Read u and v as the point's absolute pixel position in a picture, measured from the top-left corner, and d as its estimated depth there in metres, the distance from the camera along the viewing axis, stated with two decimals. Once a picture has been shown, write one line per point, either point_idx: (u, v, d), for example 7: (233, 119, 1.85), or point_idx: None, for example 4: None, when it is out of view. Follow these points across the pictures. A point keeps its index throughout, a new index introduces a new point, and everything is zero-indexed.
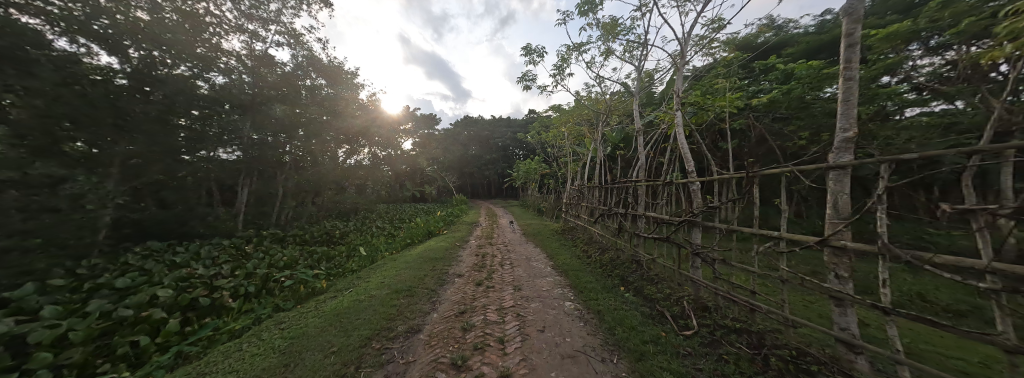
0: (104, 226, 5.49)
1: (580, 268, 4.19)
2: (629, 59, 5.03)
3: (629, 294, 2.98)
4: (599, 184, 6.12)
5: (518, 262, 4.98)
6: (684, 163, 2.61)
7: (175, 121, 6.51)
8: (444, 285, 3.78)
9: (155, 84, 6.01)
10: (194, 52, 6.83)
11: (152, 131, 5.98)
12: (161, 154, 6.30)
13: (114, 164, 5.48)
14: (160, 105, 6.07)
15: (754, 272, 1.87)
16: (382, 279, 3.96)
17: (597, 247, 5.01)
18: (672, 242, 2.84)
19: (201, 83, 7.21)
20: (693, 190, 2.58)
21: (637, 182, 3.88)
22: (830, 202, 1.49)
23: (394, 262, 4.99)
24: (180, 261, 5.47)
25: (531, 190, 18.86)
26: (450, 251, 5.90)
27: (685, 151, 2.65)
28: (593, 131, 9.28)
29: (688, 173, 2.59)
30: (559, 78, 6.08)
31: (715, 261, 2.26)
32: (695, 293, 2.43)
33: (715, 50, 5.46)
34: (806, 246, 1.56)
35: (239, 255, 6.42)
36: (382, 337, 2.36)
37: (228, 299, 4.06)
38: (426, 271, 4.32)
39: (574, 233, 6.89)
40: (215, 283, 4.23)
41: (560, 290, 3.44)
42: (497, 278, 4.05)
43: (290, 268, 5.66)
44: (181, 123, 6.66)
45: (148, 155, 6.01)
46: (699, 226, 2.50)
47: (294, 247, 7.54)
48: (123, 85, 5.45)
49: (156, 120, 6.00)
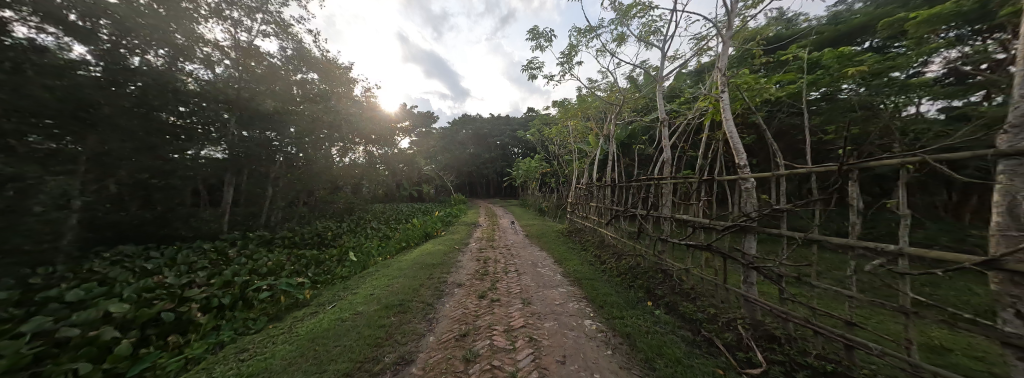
0: (71, 230, 5.00)
1: (595, 277, 3.74)
2: (645, 46, 4.59)
3: (660, 312, 2.53)
4: (609, 183, 5.68)
5: (524, 269, 4.50)
6: (735, 157, 2.15)
7: (155, 114, 5.99)
8: (441, 298, 3.29)
9: (135, 75, 5.56)
10: (168, 38, 6.25)
11: (128, 127, 5.48)
12: (136, 150, 5.78)
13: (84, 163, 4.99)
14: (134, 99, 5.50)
15: (853, 298, 1.43)
16: (372, 290, 3.46)
17: (611, 252, 4.56)
18: (712, 251, 2.39)
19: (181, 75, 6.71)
20: (746, 188, 2.12)
21: (661, 179, 3.39)
22: (1006, 207, 1.09)
23: (386, 269, 4.53)
24: (149, 268, 4.93)
25: (531, 188, 18.44)
26: (449, 255, 5.42)
27: (734, 140, 2.19)
28: (599, 127, 8.84)
29: (740, 168, 2.14)
30: (567, 68, 5.60)
31: (782, 278, 1.82)
32: (751, 316, 1.99)
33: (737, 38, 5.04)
34: (956, 268, 1.15)
35: (220, 260, 5.91)
36: (364, 372, 1.89)
37: (197, 313, 3.55)
38: (421, 280, 3.84)
39: (582, 235, 6.47)
40: (185, 293, 3.73)
41: (576, 305, 2.99)
42: (502, 288, 3.58)
43: (274, 275, 5.18)
44: (164, 117, 6.18)
45: (121, 152, 5.49)
46: (754, 233, 2.04)
47: (282, 251, 7.04)
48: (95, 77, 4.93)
49: (130, 115, 5.49)
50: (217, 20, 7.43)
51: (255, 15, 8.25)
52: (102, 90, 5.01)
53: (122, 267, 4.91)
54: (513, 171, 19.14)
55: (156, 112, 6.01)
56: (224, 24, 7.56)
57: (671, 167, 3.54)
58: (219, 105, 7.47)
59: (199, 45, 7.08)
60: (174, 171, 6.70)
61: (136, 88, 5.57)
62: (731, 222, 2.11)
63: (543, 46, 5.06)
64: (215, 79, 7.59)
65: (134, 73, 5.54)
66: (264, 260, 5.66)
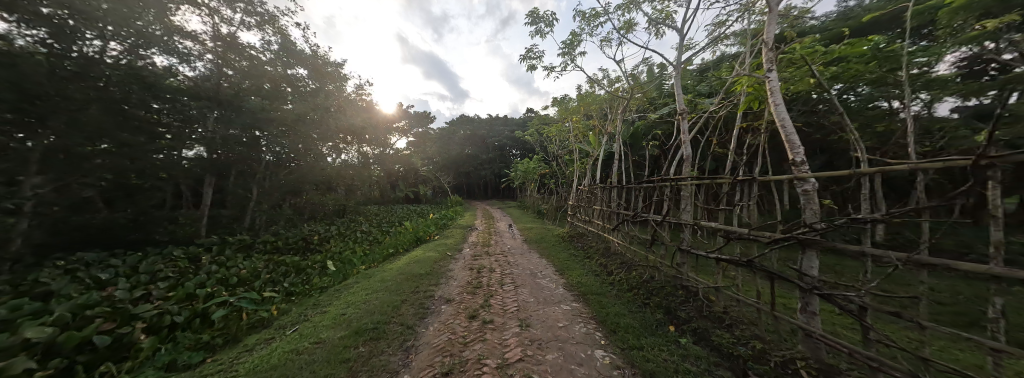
0: (25, 236, 4.48)
1: (602, 292, 3.29)
2: (654, 33, 4.21)
3: (687, 342, 2.08)
4: (615, 184, 5.23)
5: (522, 280, 4.04)
6: (788, 151, 1.69)
7: (129, 111, 5.51)
8: (424, 319, 2.80)
9: (110, 70, 5.15)
10: (133, 26, 5.56)
11: (100, 128, 5.04)
12: (108, 148, 5.31)
13: (45, 162, 4.53)
14: (105, 98, 5.04)
15: (1006, 353, 0.97)
16: (343, 309, 2.95)
17: (617, 261, 4.13)
18: (752, 268, 1.94)
19: (148, 66, 5.97)
20: (802, 191, 1.66)
21: (680, 180, 2.94)
22: None
23: (366, 280, 4.04)
24: (103, 279, 4.38)
25: (530, 190, 18.03)
26: (439, 263, 4.95)
27: (788, 129, 1.72)
28: (602, 125, 8.41)
29: (798, 166, 1.66)
30: (569, 59, 5.16)
31: (866, 312, 1.35)
32: (816, 357, 1.54)
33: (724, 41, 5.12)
34: None
35: (189, 269, 5.37)
36: None
37: (143, 336, 3.01)
38: (405, 295, 3.36)
39: (585, 241, 6.04)
40: (133, 311, 3.20)
41: (583, 328, 2.52)
42: (496, 305, 3.11)
43: (245, 286, 4.66)
44: (140, 113, 5.70)
45: (88, 151, 5.02)
46: (816, 248, 1.58)
47: (260, 257, 6.50)
48: (51, 69, 4.40)
49: (101, 113, 5.03)
50: (191, 8, 6.84)
51: (236, 5, 7.72)
52: (65, 84, 4.55)
53: (74, 276, 4.36)
54: (511, 172, 18.66)
55: (130, 108, 5.54)
56: (200, 13, 6.99)
57: (692, 166, 3.07)
58: (203, 103, 7.05)
59: (177, 38, 6.60)
60: (150, 171, 6.18)
61: (116, 88, 5.24)
62: (784, 234, 1.65)
63: (543, 32, 4.61)
64: (198, 77, 7.14)
65: (100, 66, 5.02)
66: (237, 269, 5.15)
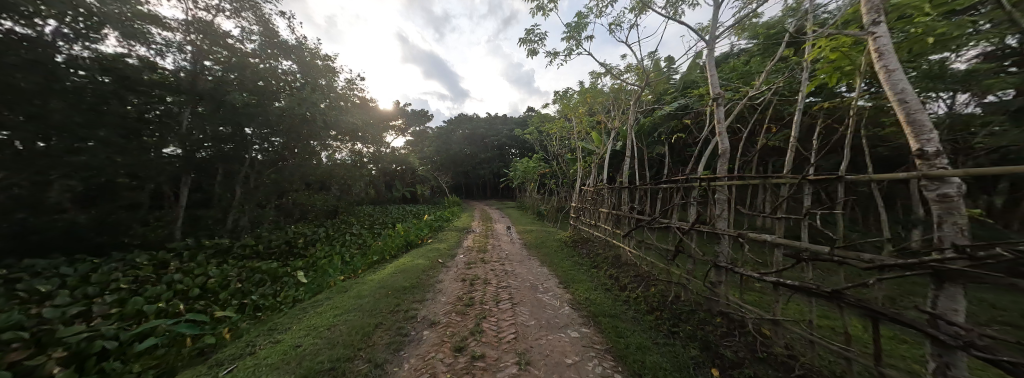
0: None
1: (617, 313, 2.76)
2: (674, 11, 3.68)
3: None
4: (627, 185, 4.71)
5: (520, 295, 3.49)
6: (916, 139, 1.16)
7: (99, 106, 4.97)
8: (399, 352, 2.24)
9: (71, 59, 4.60)
10: (99, 10, 4.98)
11: (63, 121, 4.44)
12: (89, 148, 4.82)
13: None
14: (65, 90, 4.46)
15: None
16: (299, 339, 2.39)
17: (631, 274, 3.60)
18: (841, 301, 1.41)
19: (129, 59, 5.51)
20: (939, 196, 1.11)
21: (715, 180, 2.42)
22: None
23: (340, 296, 3.48)
24: (44, 292, 3.75)
25: (529, 190, 17.50)
26: (427, 273, 4.40)
27: (910, 108, 1.19)
28: (606, 122, 7.87)
29: (931, 164, 1.12)
30: (573, 44, 4.61)
31: None
32: None
33: (747, 26, 4.61)
34: None
35: (150, 279, 4.77)
36: None
37: (59, 369, 2.40)
38: (379, 317, 2.80)
39: (590, 246, 5.54)
40: (54, 336, 2.62)
41: (601, 368, 1.98)
42: (489, 331, 2.56)
43: (207, 300, 4.08)
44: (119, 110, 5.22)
45: (58, 153, 4.44)
46: (962, 283, 1.06)
47: (236, 263, 5.94)
48: None
49: (74, 107, 4.57)
50: None
51: None
52: (14, 73, 4.00)
53: (10, 287, 3.76)
54: (510, 171, 18.06)
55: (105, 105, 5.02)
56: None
57: (730, 163, 2.54)
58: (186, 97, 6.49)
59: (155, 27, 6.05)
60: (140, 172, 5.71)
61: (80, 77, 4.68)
62: (911, 261, 1.12)
63: (546, 11, 4.06)
64: (179, 70, 6.61)
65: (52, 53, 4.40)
66: (204, 277, 4.58)
